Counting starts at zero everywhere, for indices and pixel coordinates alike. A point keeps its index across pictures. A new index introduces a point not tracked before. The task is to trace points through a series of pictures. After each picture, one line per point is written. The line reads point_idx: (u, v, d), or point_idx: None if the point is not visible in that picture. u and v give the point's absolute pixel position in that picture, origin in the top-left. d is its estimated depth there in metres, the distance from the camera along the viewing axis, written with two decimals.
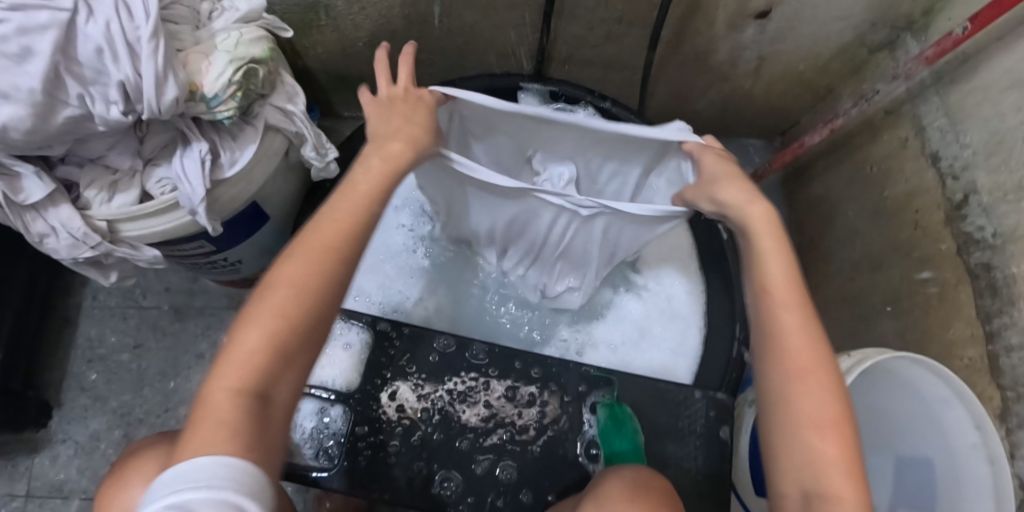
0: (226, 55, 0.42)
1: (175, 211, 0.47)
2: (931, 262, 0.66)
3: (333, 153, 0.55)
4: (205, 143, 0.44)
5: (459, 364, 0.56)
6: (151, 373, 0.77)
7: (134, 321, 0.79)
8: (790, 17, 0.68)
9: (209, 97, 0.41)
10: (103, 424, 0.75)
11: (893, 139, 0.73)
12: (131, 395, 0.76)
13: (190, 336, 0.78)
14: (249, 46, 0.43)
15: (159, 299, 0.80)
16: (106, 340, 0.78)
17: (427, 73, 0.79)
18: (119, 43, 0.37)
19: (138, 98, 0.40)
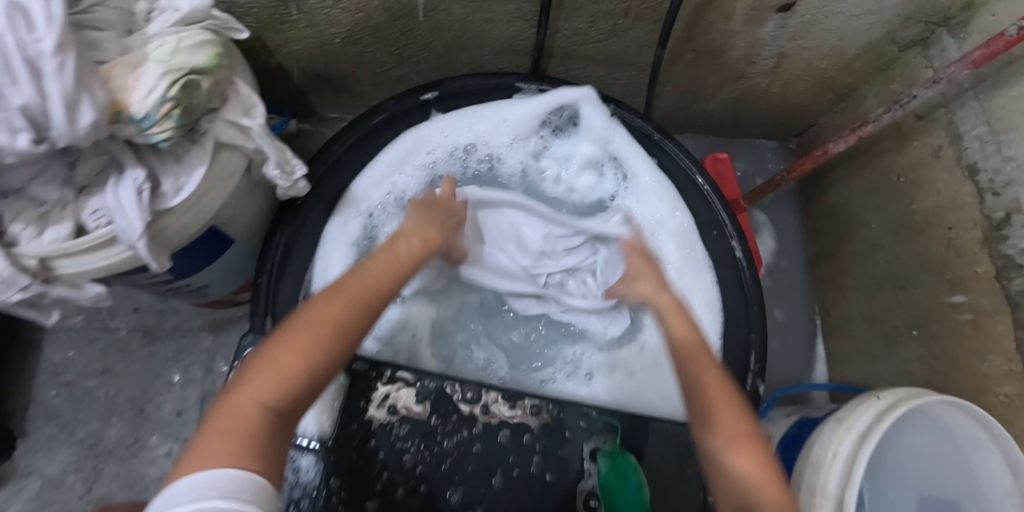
0: (159, 65, 0.35)
1: (115, 246, 0.41)
2: (964, 285, 0.60)
3: (300, 170, 0.49)
4: (141, 170, 0.39)
5: (449, 407, 0.51)
6: (120, 401, 0.71)
7: (101, 344, 0.73)
8: (815, 10, 0.61)
9: (139, 116, 0.35)
10: (69, 457, 0.69)
11: (924, 146, 0.66)
12: (99, 425, 0.71)
13: (162, 360, 0.73)
14: (189, 53, 0.37)
15: (127, 320, 0.74)
16: (72, 365, 0.72)
17: (414, 71, 0.72)
18: (14, 56, 0.30)
19: (49, 123, 0.32)
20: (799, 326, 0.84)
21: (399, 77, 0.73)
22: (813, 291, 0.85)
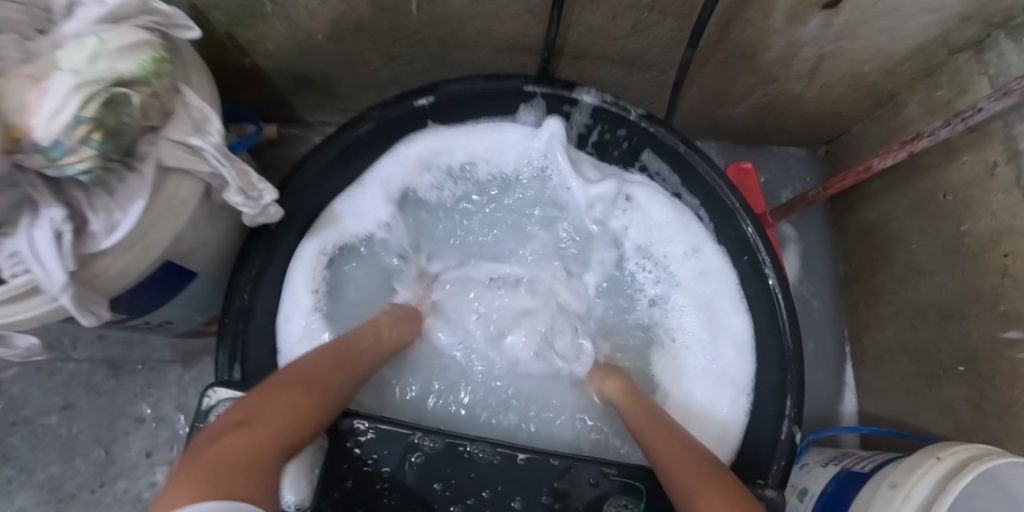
0: (75, 75, 0.28)
1: (36, 298, 0.33)
2: (1021, 321, 0.54)
3: (270, 194, 0.42)
4: (59, 208, 0.31)
5: (458, 464, 0.47)
6: (83, 440, 0.64)
7: (61, 377, 0.66)
8: (866, 7, 0.53)
9: (46, 145, 0.28)
10: (27, 502, 0.62)
11: (977, 163, 0.59)
12: (60, 467, 0.63)
13: (129, 394, 0.65)
14: (116, 59, 0.29)
15: (91, 350, 0.66)
16: (29, 400, 0.65)
17: (406, 72, 0.64)
18: None
19: None
20: (827, 352, 0.78)
21: (390, 78, 0.65)
22: (842, 315, 0.79)
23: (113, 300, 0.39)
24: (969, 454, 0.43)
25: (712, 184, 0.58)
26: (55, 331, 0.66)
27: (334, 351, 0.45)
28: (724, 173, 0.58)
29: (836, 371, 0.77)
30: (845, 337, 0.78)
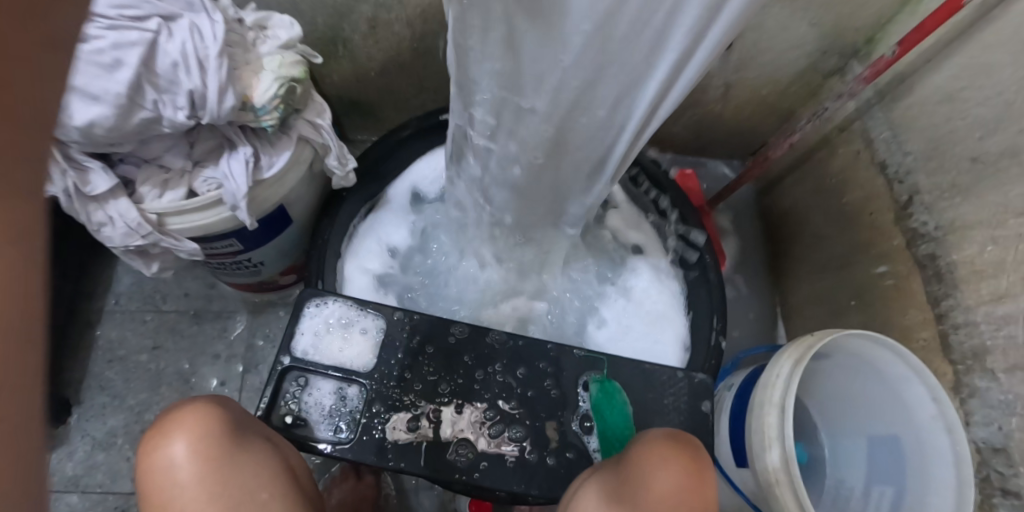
0: (273, 73, 0.50)
1: (217, 208, 0.53)
2: (887, 257, 0.75)
3: (353, 164, 0.63)
4: (249, 147, 0.53)
5: (477, 347, 0.62)
6: (169, 373, 0.81)
7: (153, 324, 0.83)
8: (751, 47, 0.80)
9: (258, 106, 0.50)
10: (120, 421, 0.78)
11: (847, 153, 0.82)
12: (148, 393, 0.80)
13: (207, 337, 0.83)
14: (292, 67, 0.51)
15: (177, 303, 0.84)
16: (126, 341, 0.82)
17: (430, 101, 0.88)
18: (191, 59, 0.45)
19: (202, 105, 0.46)
20: (764, 313, 0.98)
21: (418, 105, 0.89)
22: (774, 284, 1.00)
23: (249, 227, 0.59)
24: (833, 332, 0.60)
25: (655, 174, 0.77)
26: (150, 289, 0.84)
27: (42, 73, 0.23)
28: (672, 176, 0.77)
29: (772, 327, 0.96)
30: (777, 301, 0.99)
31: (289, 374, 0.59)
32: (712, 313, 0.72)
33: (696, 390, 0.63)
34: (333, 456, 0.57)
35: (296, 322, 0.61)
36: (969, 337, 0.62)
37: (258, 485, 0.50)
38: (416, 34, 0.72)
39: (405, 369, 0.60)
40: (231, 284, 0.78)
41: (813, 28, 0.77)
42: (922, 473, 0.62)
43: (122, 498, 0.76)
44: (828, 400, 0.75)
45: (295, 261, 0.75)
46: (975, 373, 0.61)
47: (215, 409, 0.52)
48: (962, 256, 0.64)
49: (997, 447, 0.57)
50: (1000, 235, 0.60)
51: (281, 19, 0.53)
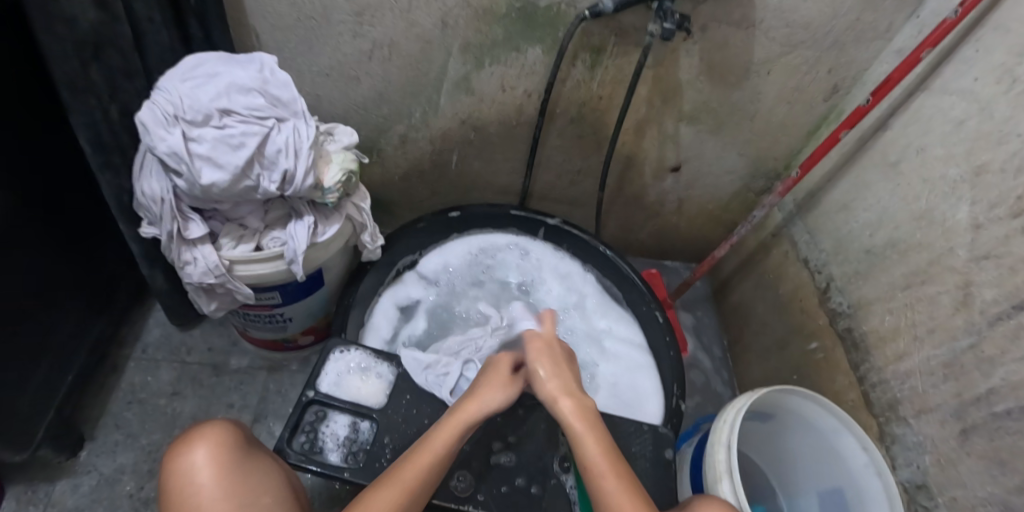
0: (339, 165, 0.68)
1: (276, 261, 0.67)
2: (816, 335, 0.90)
3: (380, 241, 0.79)
4: (312, 216, 0.68)
5: None
6: (184, 417, 0.91)
7: (176, 374, 0.95)
8: (695, 171, 1.03)
9: (326, 188, 0.66)
10: (129, 459, 0.86)
11: (779, 252, 1.03)
12: (161, 434, 0.89)
13: (224, 388, 0.94)
14: (351, 162, 0.69)
15: (200, 357, 0.97)
16: (148, 386, 0.93)
17: (439, 203, 1.08)
18: (292, 148, 0.62)
19: (290, 183, 0.62)
20: (723, 394, 1.11)
21: (428, 206, 1.09)
22: (731, 369, 1.14)
23: (292, 282, 0.73)
24: (766, 389, 0.72)
25: (613, 259, 0.93)
26: (178, 342, 0.98)
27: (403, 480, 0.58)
28: (637, 270, 0.93)
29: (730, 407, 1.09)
30: (734, 384, 1.12)
31: (311, 406, 0.69)
32: (673, 380, 0.83)
33: (659, 440, 0.72)
34: (346, 479, 0.64)
35: (322, 364, 0.72)
36: (884, 392, 0.75)
37: (259, 491, 0.57)
38: (435, 149, 0.95)
39: (413, 408, 0.70)
40: (257, 341, 0.91)
41: (741, 157, 1.01)
42: None
43: None
44: (784, 467, 0.83)
45: (314, 323, 0.88)
46: (893, 423, 0.73)
47: (231, 430, 0.60)
48: (870, 327, 0.79)
49: (920, 484, 0.67)
50: (893, 306, 0.76)
51: (344, 129, 0.73)
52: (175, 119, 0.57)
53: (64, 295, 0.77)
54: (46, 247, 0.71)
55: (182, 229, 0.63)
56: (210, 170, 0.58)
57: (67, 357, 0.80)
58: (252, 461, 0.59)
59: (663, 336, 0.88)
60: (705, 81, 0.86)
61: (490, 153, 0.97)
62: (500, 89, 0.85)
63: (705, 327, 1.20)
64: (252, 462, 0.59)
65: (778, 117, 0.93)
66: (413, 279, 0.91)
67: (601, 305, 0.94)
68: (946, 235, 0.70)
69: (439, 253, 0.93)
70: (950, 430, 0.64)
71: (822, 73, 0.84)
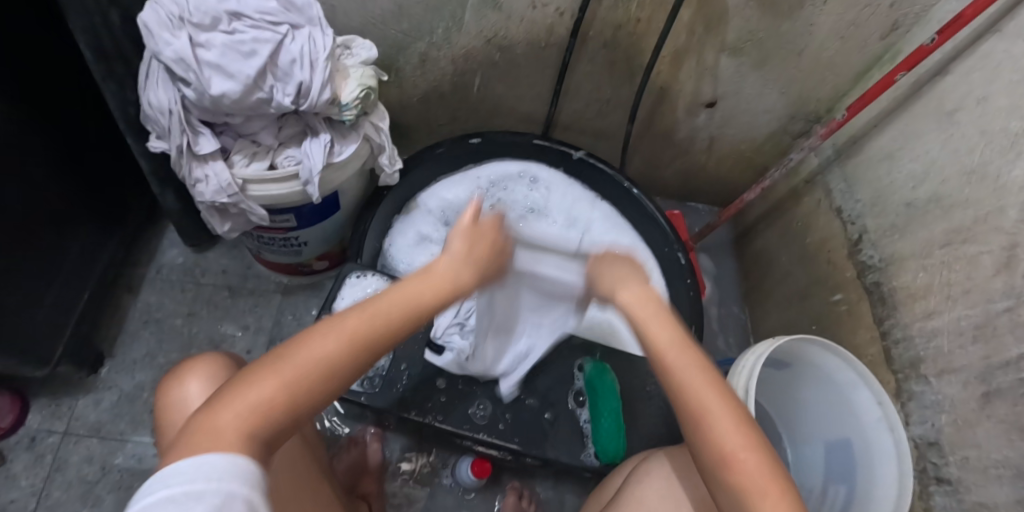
0: (357, 80, 0.63)
1: (291, 181, 0.65)
2: (841, 287, 0.87)
3: (399, 164, 0.76)
4: (328, 135, 0.64)
5: None
6: (200, 338, 0.92)
7: (190, 295, 0.95)
8: (731, 107, 0.96)
9: (343, 104, 0.62)
10: (148, 377, 0.88)
11: (812, 200, 0.98)
12: (178, 354, 0.90)
13: (239, 310, 0.95)
14: (370, 78, 0.64)
15: (215, 279, 0.97)
16: (163, 306, 0.94)
17: (459, 129, 1.03)
18: (307, 57, 0.57)
19: (305, 95, 0.58)
20: (737, 340, 1.11)
21: (447, 132, 1.04)
22: (747, 316, 1.13)
23: (307, 205, 0.70)
24: (788, 337, 0.70)
25: (637, 194, 0.89)
26: (192, 263, 0.98)
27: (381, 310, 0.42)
28: (663, 210, 0.89)
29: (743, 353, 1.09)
30: (750, 331, 1.11)
31: None
32: (690, 323, 0.82)
33: None
34: (363, 402, 0.65)
35: (338, 289, 0.71)
36: (907, 349, 0.73)
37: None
38: (457, 71, 0.89)
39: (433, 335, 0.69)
40: (272, 264, 0.90)
41: (783, 96, 0.94)
42: (866, 470, 0.70)
43: (139, 446, 0.84)
44: (794, 415, 0.84)
45: (329, 248, 0.87)
46: (912, 380, 0.71)
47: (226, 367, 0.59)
48: (901, 283, 0.76)
49: (931, 441, 0.67)
50: (929, 263, 0.72)
51: (362, 42, 0.67)
52: (181, 22, 0.53)
53: (64, 209, 0.74)
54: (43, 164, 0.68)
55: (192, 143, 0.59)
56: (220, 80, 0.54)
57: (79, 275, 0.80)
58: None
59: (684, 279, 0.85)
60: (755, 8, 0.78)
61: (515, 77, 0.91)
62: (530, 5, 0.77)
63: (724, 272, 1.18)
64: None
65: (828, 54, 0.85)
66: (423, 215, 0.87)
67: (613, 231, 0.91)
68: (997, 193, 0.64)
69: (450, 182, 0.90)
70: (972, 392, 0.62)
71: (885, 7, 0.76)
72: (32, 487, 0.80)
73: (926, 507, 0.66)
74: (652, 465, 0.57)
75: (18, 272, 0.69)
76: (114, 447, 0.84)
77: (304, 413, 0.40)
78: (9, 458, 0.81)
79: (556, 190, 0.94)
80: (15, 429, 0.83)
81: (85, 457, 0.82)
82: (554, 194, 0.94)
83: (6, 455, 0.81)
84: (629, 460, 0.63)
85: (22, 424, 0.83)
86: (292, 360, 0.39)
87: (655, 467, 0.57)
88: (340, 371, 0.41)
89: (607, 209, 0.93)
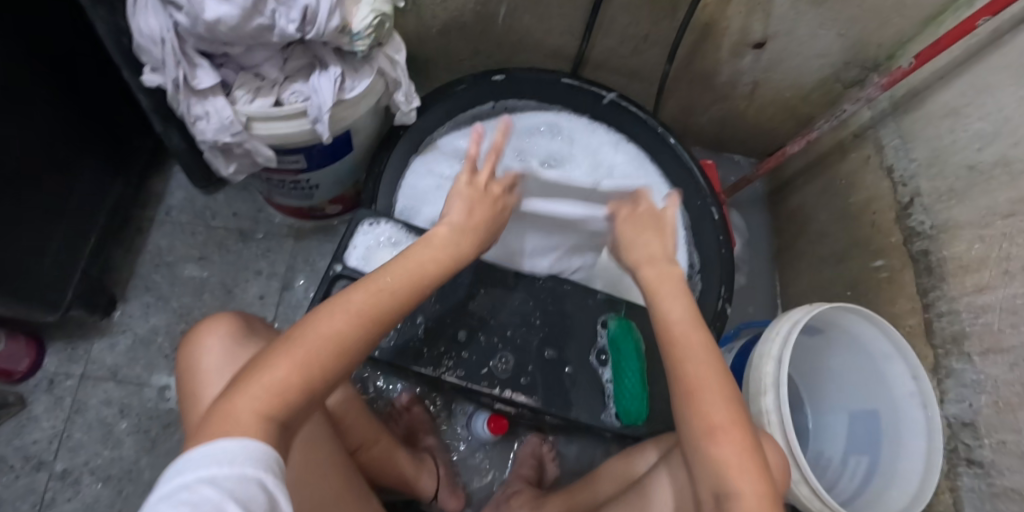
0: (370, 5, 0.56)
1: (300, 119, 0.59)
2: (883, 253, 0.82)
3: (416, 103, 0.69)
4: (339, 68, 0.58)
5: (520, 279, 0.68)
6: (212, 282, 0.90)
7: (201, 238, 0.92)
8: (781, 50, 0.87)
9: (354, 33, 0.55)
10: (161, 321, 0.87)
11: (858, 156, 0.90)
12: (191, 298, 0.89)
13: (251, 255, 0.92)
14: (384, 4, 0.57)
15: (225, 222, 0.93)
16: (174, 250, 0.91)
17: (480, 65, 0.95)
18: None
19: (311, 22, 0.52)
20: (763, 300, 1.07)
21: (468, 67, 0.96)
22: (776, 276, 1.09)
23: (317, 145, 0.65)
24: (829, 304, 0.65)
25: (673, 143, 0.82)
26: (201, 206, 0.94)
27: (380, 290, 0.45)
28: (698, 161, 0.83)
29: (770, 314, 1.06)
30: (778, 292, 1.07)
31: (338, 281, 0.65)
32: (721, 282, 0.77)
33: None
34: (377, 358, 0.62)
35: (350, 237, 0.67)
36: (950, 323, 0.68)
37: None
38: None
39: (451, 289, 0.66)
40: (285, 206, 0.87)
41: (841, 39, 0.83)
42: (895, 444, 0.68)
43: (156, 390, 0.84)
44: (818, 381, 0.81)
45: (342, 192, 0.82)
46: (952, 356, 0.67)
47: (239, 321, 0.58)
48: (952, 253, 0.69)
49: (966, 421, 0.64)
50: (987, 234, 0.65)
51: None
52: None
53: (63, 148, 0.70)
54: (34, 100, 0.63)
55: (189, 76, 0.53)
56: (214, 4, 0.47)
57: (86, 216, 0.77)
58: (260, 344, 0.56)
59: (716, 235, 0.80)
60: None
61: (544, 6, 0.81)
62: None
63: (756, 228, 1.13)
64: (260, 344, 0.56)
65: None
66: (440, 159, 0.83)
67: (636, 178, 0.86)
68: None
69: (468, 125, 0.85)
70: (1019, 376, 0.58)
71: None
72: (53, 428, 0.81)
73: (952, 485, 0.65)
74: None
75: (23, 216, 0.66)
76: (132, 390, 0.84)
77: (301, 399, 0.39)
78: (30, 401, 0.82)
79: (578, 137, 0.89)
80: (33, 372, 0.83)
81: (104, 399, 0.83)
82: (578, 143, 0.88)
83: (27, 398, 0.82)
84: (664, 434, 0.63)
85: (39, 367, 0.84)
86: (309, 334, 0.41)
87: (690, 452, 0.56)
88: (330, 369, 0.41)
89: (635, 153, 0.88)
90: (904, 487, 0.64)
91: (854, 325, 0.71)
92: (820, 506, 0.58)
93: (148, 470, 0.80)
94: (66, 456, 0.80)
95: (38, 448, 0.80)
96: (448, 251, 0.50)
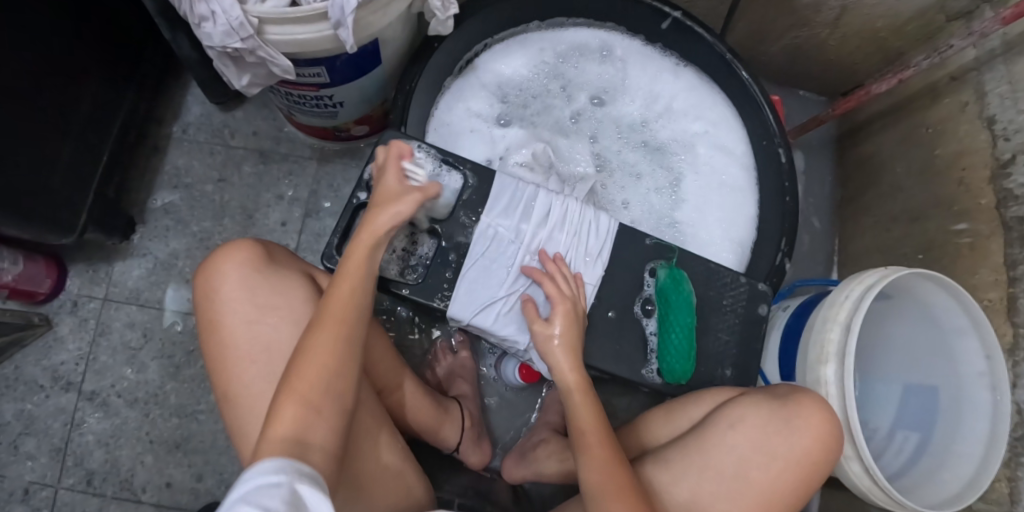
0: None
1: (319, 24, 0.51)
2: (968, 216, 0.73)
3: (453, 11, 0.60)
4: None
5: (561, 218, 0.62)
6: (232, 205, 0.85)
7: (220, 158, 0.87)
8: None
9: None
10: (181, 246, 0.84)
11: (953, 103, 0.77)
12: (211, 223, 0.85)
13: (273, 178, 0.86)
14: None
15: (245, 141, 0.87)
16: (192, 170, 0.86)
17: None
18: None
19: None
20: (818, 254, 1.00)
21: None
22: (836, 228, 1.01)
23: (342, 55, 0.57)
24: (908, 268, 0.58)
25: (744, 77, 0.71)
26: (220, 123, 0.88)
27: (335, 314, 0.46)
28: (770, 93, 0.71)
29: (823, 271, 0.99)
30: (835, 245, 1.00)
31: (362, 211, 0.59)
32: (782, 235, 0.69)
33: (755, 296, 0.63)
34: (406, 295, 0.58)
35: (377, 158, 0.60)
36: None
37: (271, 307, 0.50)
38: None
39: (487, 226, 0.60)
40: (307, 126, 0.80)
41: None
42: (953, 423, 0.63)
43: (178, 315, 0.82)
44: (874, 347, 0.75)
45: (369, 111, 0.75)
46: None
47: (261, 249, 0.53)
48: None
49: None
50: None
51: None
52: None
53: (58, 54, 0.63)
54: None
55: None
56: None
57: (95, 133, 0.71)
58: (282, 276, 0.52)
59: (781, 180, 0.71)
60: None
61: None
62: None
63: (818, 176, 1.04)
64: (282, 276, 0.52)
65: None
66: (474, 86, 0.75)
67: (695, 112, 0.78)
68: None
69: (512, 45, 0.77)
70: None
71: None
72: (80, 349, 0.80)
73: (1011, 475, 0.60)
74: (746, 411, 0.53)
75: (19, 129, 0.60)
76: (153, 315, 0.82)
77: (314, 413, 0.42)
78: (55, 321, 0.81)
79: (633, 64, 0.79)
80: (56, 293, 0.81)
81: (127, 323, 0.82)
82: (630, 67, 0.79)
83: (52, 319, 0.81)
84: (710, 393, 0.58)
85: (62, 289, 0.82)
86: (299, 376, 0.42)
87: (747, 417, 0.53)
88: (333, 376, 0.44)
89: (693, 80, 0.78)
90: (959, 470, 0.60)
91: (926, 292, 0.64)
92: (871, 485, 0.55)
93: (174, 395, 0.80)
94: (93, 378, 0.80)
95: (66, 369, 0.80)
96: (346, 291, 0.48)
